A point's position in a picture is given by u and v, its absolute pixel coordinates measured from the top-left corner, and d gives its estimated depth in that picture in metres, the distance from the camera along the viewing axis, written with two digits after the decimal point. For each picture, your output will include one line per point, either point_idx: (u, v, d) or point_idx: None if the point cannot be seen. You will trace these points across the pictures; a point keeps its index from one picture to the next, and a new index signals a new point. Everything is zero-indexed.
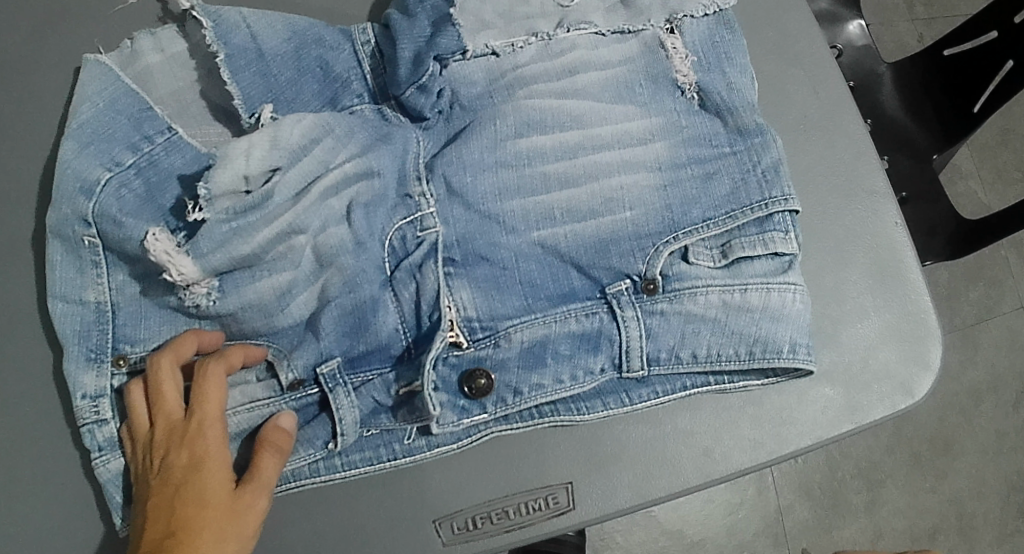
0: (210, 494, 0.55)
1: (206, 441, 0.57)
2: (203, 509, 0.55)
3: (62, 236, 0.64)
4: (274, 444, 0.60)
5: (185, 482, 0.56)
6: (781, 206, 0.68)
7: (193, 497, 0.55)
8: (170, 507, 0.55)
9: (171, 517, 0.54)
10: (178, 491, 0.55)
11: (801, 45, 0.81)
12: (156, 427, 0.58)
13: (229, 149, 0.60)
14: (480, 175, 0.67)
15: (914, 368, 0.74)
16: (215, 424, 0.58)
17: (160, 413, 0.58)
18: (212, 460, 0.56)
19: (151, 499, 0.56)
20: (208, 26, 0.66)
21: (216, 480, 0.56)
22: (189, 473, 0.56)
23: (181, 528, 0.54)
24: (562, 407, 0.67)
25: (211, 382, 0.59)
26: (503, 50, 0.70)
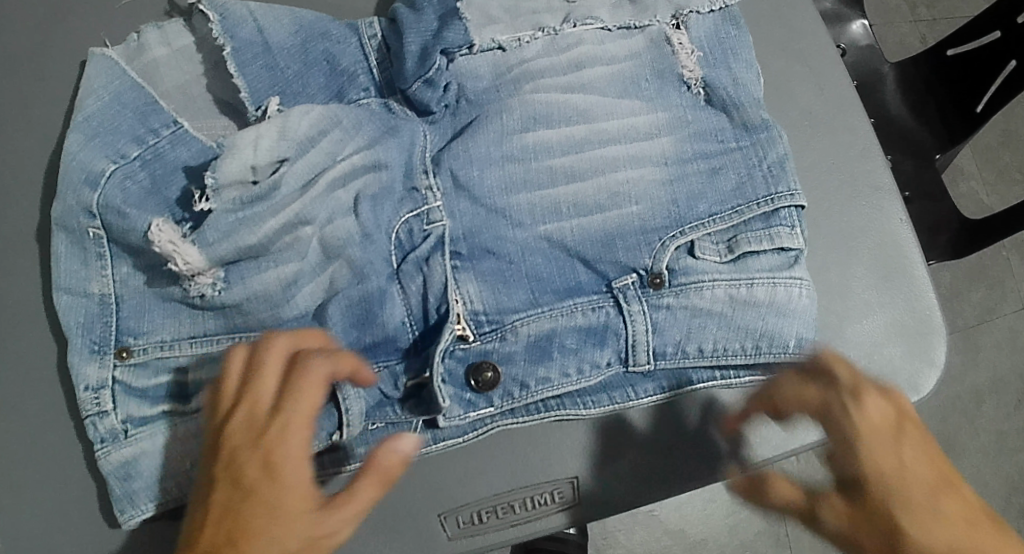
0: (282, 508, 0.49)
1: (284, 446, 0.50)
2: (268, 525, 0.48)
3: (67, 228, 0.64)
4: (378, 470, 0.50)
5: (255, 490, 0.49)
6: (787, 200, 0.68)
7: (261, 508, 0.48)
8: (234, 514, 0.49)
9: (230, 526, 0.48)
10: (244, 499, 0.49)
11: (805, 42, 0.81)
12: (232, 419, 0.51)
13: (237, 138, 0.61)
14: (487, 169, 0.67)
15: (920, 364, 0.74)
16: (303, 427, 0.50)
17: (257, 405, 0.51)
18: (290, 469, 0.49)
19: (216, 493, 0.50)
20: (215, 19, 0.67)
21: (293, 491, 0.49)
22: (262, 479, 0.49)
23: (239, 540, 0.48)
24: (568, 401, 0.67)
25: (311, 379, 0.51)
26: (510, 44, 0.70)
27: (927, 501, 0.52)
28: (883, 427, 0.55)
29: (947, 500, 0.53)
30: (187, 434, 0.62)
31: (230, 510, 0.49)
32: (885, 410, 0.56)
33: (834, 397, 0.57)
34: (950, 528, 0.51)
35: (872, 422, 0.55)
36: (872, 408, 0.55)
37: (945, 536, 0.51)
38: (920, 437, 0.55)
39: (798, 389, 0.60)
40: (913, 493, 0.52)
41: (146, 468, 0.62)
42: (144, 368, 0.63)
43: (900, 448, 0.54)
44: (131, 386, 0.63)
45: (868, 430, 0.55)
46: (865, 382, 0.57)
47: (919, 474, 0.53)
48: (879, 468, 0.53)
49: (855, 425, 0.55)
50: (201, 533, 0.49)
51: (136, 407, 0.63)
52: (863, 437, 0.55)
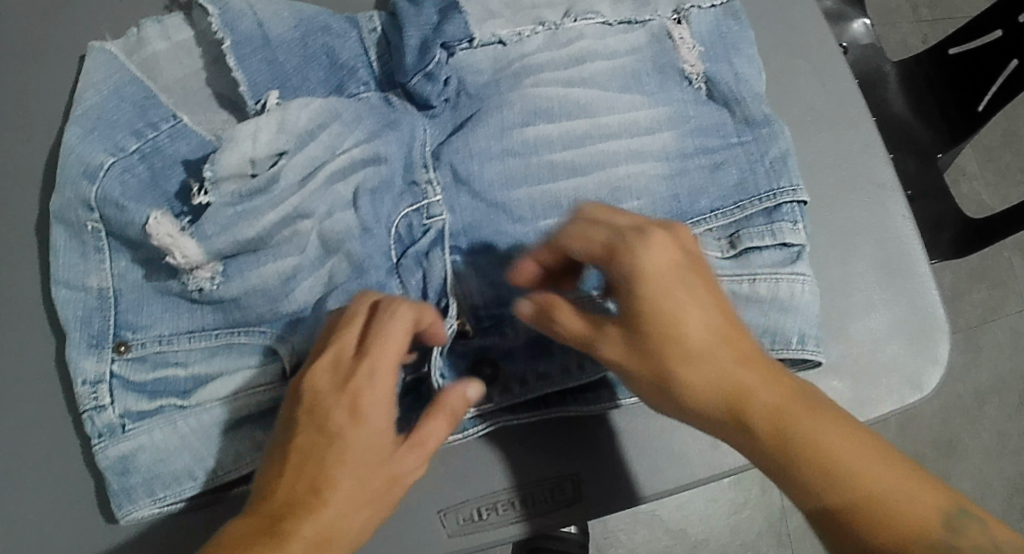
0: (365, 456, 0.51)
1: (370, 396, 0.51)
2: (353, 471, 0.50)
3: (65, 222, 0.64)
4: (448, 409, 0.54)
5: (339, 437, 0.51)
6: (789, 196, 0.67)
7: (347, 457, 0.50)
8: (317, 460, 0.50)
9: (313, 471, 0.50)
10: (330, 447, 0.50)
11: (807, 38, 0.81)
12: (313, 366, 0.52)
13: (236, 131, 0.60)
14: (487, 163, 0.66)
15: (922, 362, 0.73)
16: (389, 378, 0.52)
17: (340, 353, 0.52)
18: (375, 419, 0.51)
19: (297, 441, 0.51)
20: (214, 13, 0.66)
21: (377, 438, 0.51)
22: (347, 426, 0.51)
23: (324, 489, 0.50)
24: (569, 397, 0.66)
25: (396, 333, 0.52)
26: (510, 38, 0.69)
27: (699, 356, 0.52)
28: (667, 269, 0.53)
29: (731, 352, 0.52)
30: (184, 430, 0.61)
31: (314, 455, 0.50)
32: (668, 255, 0.54)
33: (626, 230, 0.55)
34: (715, 373, 0.52)
35: (658, 265, 0.53)
36: (658, 252, 0.53)
37: (708, 379, 0.52)
38: (702, 285, 0.54)
39: (578, 234, 0.56)
40: (692, 343, 0.52)
41: (144, 463, 0.61)
42: (141, 363, 0.62)
43: (679, 298, 0.53)
44: (129, 381, 0.62)
45: (646, 274, 0.53)
46: (649, 227, 0.55)
47: (700, 332, 0.52)
48: (662, 317, 0.52)
49: (637, 265, 0.53)
50: (282, 475, 0.50)
51: (134, 402, 0.62)
52: (645, 280, 0.53)
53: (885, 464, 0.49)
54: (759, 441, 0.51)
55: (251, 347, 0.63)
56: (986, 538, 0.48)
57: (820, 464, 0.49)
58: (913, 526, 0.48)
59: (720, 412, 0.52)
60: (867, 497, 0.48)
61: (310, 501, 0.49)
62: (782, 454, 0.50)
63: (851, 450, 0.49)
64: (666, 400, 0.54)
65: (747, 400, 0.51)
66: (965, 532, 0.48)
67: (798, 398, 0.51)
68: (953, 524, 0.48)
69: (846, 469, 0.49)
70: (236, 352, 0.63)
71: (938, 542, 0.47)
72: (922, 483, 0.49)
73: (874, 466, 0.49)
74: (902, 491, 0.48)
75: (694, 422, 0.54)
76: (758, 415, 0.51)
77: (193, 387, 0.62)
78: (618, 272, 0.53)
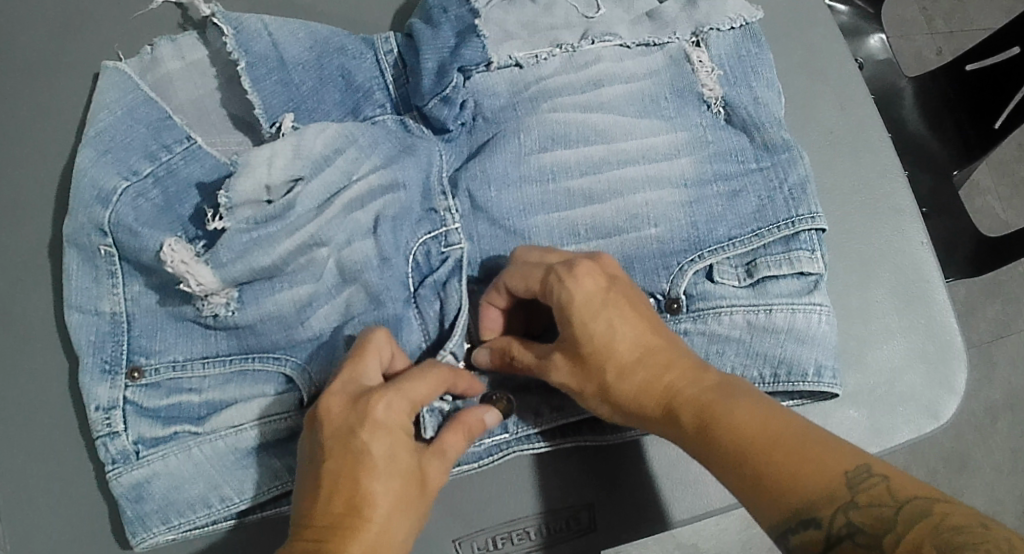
0: (394, 466, 0.50)
1: (388, 408, 0.51)
2: (386, 483, 0.49)
3: (78, 245, 0.64)
4: (467, 427, 0.56)
5: (365, 451, 0.49)
6: (808, 224, 0.66)
7: (379, 470, 0.49)
8: (350, 475, 0.49)
9: (347, 486, 0.49)
10: (361, 463, 0.49)
11: (825, 61, 0.81)
12: (329, 391, 0.52)
13: (252, 157, 0.59)
14: (504, 190, 0.66)
15: (940, 391, 0.72)
16: (407, 391, 0.52)
17: (354, 381, 0.53)
18: (398, 427, 0.51)
19: (327, 462, 0.50)
20: (229, 34, 0.66)
21: (404, 445, 0.51)
22: (372, 442, 0.50)
23: (365, 505, 0.49)
24: (587, 427, 0.65)
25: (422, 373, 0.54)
26: (527, 61, 0.69)
27: (629, 366, 0.54)
28: (591, 297, 0.54)
29: (658, 358, 0.54)
30: (200, 457, 0.61)
31: (344, 471, 0.49)
32: (594, 282, 0.55)
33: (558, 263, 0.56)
34: (642, 379, 0.54)
35: (581, 294, 0.54)
36: (583, 275, 0.54)
37: (639, 386, 0.54)
38: (628, 299, 0.55)
39: (516, 276, 0.58)
40: (617, 357, 0.54)
41: (159, 490, 0.61)
42: (155, 389, 0.62)
43: (605, 316, 0.54)
44: (143, 407, 0.62)
45: (575, 301, 0.54)
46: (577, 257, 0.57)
47: (622, 344, 0.54)
48: (586, 337, 0.54)
49: (562, 294, 0.54)
50: (320, 500, 0.49)
51: (148, 428, 0.61)
52: (569, 306, 0.54)
53: (790, 437, 0.48)
54: (687, 432, 0.52)
55: (266, 375, 0.63)
56: (899, 499, 0.44)
57: (736, 447, 0.49)
58: (815, 493, 0.46)
59: (654, 413, 0.54)
60: (765, 469, 0.47)
61: (352, 516, 0.48)
62: (706, 444, 0.51)
63: (761, 426, 0.49)
64: (605, 407, 0.56)
65: (676, 395, 0.53)
66: (872, 494, 0.45)
67: (720, 390, 0.52)
68: (850, 485, 0.45)
69: (757, 447, 0.48)
70: (249, 380, 0.63)
71: (842, 507, 0.45)
72: (833, 451, 0.47)
73: (785, 437, 0.48)
74: (806, 461, 0.47)
75: (638, 424, 0.56)
76: (685, 410, 0.52)
77: (207, 414, 0.62)
78: (551, 301, 0.55)
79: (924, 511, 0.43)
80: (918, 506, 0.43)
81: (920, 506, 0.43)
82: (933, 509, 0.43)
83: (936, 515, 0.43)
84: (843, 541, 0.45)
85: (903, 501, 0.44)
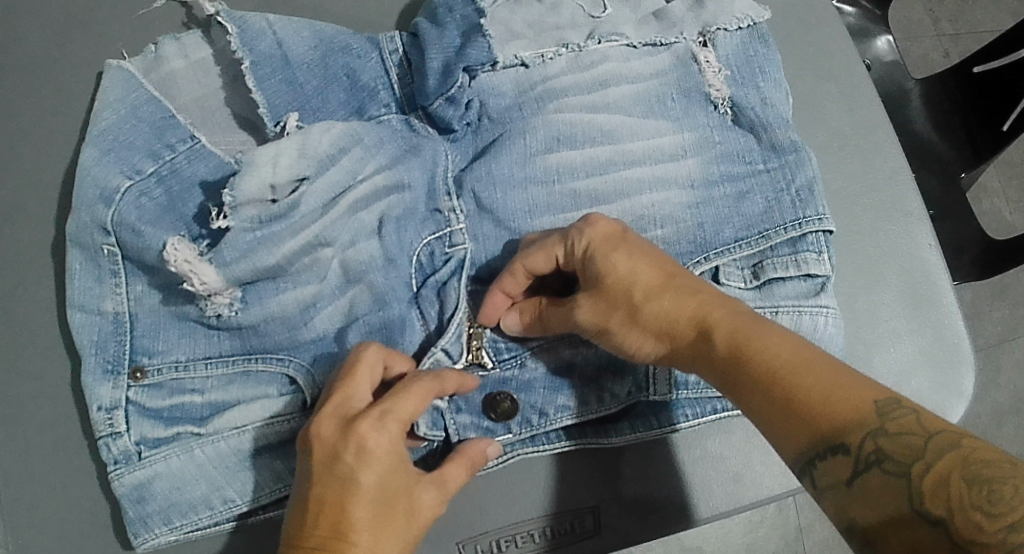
0: (380, 494, 0.50)
1: (379, 436, 0.50)
2: (371, 510, 0.49)
3: (81, 244, 0.63)
4: (468, 458, 0.57)
5: (351, 477, 0.49)
6: (815, 226, 0.66)
7: (364, 497, 0.49)
8: (336, 503, 0.49)
9: (335, 514, 0.49)
10: (347, 489, 0.49)
11: (831, 62, 0.80)
12: (324, 413, 0.52)
13: (256, 156, 0.58)
14: (510, 191, 0.65)
15: (948, 395, 0.72)
16: (400, 423, 0.51)
17: (348, 403, 0.52)
18: (388, 458, 0.50)
19: (316, 486, 0.50)
20: (234, 32, 0.66)
21: (395, 476, 0.51)
22: (358, 469, 0.49)
23: (350, 531, 0.49)
24: (590, 429, 0.66)
25: (413, 390, 0.53)
26: (533, 60, 0.68)
27: (655, 295, 0.54)
28: (610, 238, 0.56)
29: (684, 287, 0.54)
30: (202, 458, 0.61)
31: (333, 499, 0.49)
32: (614, 225, 0.57)
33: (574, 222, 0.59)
34: (668, 309, 0.54)
35: (600, 236, 0.56)
36: (599, 220, 0.57)
37: (667, 312, 0.54)
38: (646, 243, 0.57)
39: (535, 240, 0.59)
40: (641, 287, 0.54)
41: (161, 491, 0.61)
42: (157, 389, 0.62)
43: (626, 253, 0.55)
44: (146, 407, 0.61)
45: (596, 240, 0.56)
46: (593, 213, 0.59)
47: (646, 276, 0.55)
48: (609, 270, 0.55)
49: (582, 238, 0.56)
50: (308, 523, 0.49)
51: (150, 429, 0.61)
52: (590, 246, 0.56)
53: (818, 363, 0.48)
54: (717, 354, 0.52)
55: (269, 376, 0.63)
56: (928, 430, 0.45)
57: (764, 370, 0.49)
58: (844, 418, 0.46)
59: (683, 344, 0.54)
60: (795, 392, 0.47)
61: (339, 543, 0.48)
62: (734, 368, 0.50)
63: (789, 353, 0.49)
64: (632, 346, 0.55)
65: (707, 316, 0.53)
66: (901, 421, 0.45)
67: (749, 318, 0.52)
68: (880, 413, 0.45)
69: (787, 370, 0.48)
70: (252, 380, 0.63)
71: (870, 432, 0.45)
72: (860, 381, 0.47)
73: (812, 361, 0.49)
74: (833, 385, 0.47)
75: (669, 361, 0.55)
76: (716, 331, 0.52)
77: (209, 414, 0.62)
78: (571, 246, 0.57)
79: (953, 443, 0.43)
80: (948, 436, 0.44)
81: (947, 441, 0.43)
82: (962, 442, 0.43)
83: (965, 447, 0.43)
84: (871, 469, 0.45)
85: (932, 432, 0.44)
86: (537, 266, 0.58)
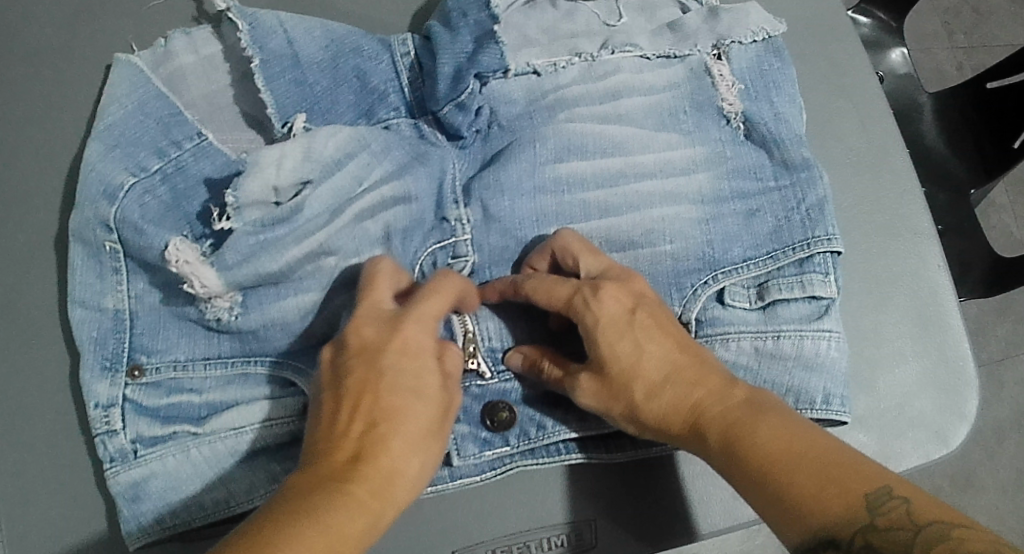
0: (420, 386, 0.51)
1: (417, 331, 0.52)
2: (413, 401, 0.51)
3: (83, 240, 0.63)
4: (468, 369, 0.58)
5: (393, 369, 0.51)
6: (823, 246, 0.65)
7: (405, 386, 0.51)
8: (378, 392, 0.50)
9: (372, 409, 0.50)
10: (388, 379, 0.50)
11: (847, 77, 0.79)
12: (361, 315, 0.53)
13: (261, 156, 0.58)
14: (517, 200, 0.65)
15: (950, 418, 0.71)
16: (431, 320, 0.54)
17: (378, 308, 0.54)
18: (424, 354, 0.52)
19: (357, 378, 0.50)
20: (244, 29, 0.65)
21: (432, 376, 0.52)
22: (403, 360, 0.51)
23: (389, 422, 0.49)
24: (591, 444, 0.65)
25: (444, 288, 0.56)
26: (546, 68, 0.68)
27: (657, 385, 0.54)
28: (616, 320, 0.55)
29: (687, 375, 0.54)
30: (198, 458, 0.61)
31: (375, 391, 0.50)
32: (620, 303, 0.55)
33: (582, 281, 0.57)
34: (671, 399, 0.54)
35: (607, 317, 0.55)
36: (606, 295, 0.55)
37: (669, 403, 0.54)
38: (656, 319, 0.55)
39: (544, 281, 0.57)
40: (644, 374, 0.54)
41: (155, 490, 0.60)
42: (156, 388, 0.62)
43: (632, 338, 0.54)
44: (142, 405, 0.61)
45: (601, 324, 0.55)
46: (605, 276, 0.57)
47: (650, 365, 0.54)
48: (613, 357, 0.54)
49: (585, 317, 0.55)
50: (345, 418, 0.50)
51: (147, 427, 0.61)
52: (595, 328, 0.55)
53: (814, 459, 0.48)
54: (712, 446, 0.52)
55: (268, 378, 0.63)
56: (917, 523, 0.44)
57: (759, 467, 0.49)
58: (833, 515, 0.45)
59: (679, 430, 0.54)
60: (787, 490, 0.47)
61: (377, 438, 0.49)
62: (729, 460, 0.51)
63: (785, 448, 0.49)
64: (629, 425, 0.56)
65: (702, 413, 0.53)
66: (888, 516, 0.44)
67: (749, 406, 0.52)
68: (870, 507, 0.45)
69: (780, 468, 0.48)
70: (251, 381, 0.62)
71: (861, 528, 0.44)
72: (847, 473, 0.47)
73: (804, 455, 0.48)
74: (827, 481, 0.46)
75: (664, 440, 0.55)
76: (711, 427, 0.52)
77: (207, 414, 0.62)
78: (577, 319, 0.56)
79: (941, 537, 0.43)
80: (936, 530, 0.43)
81: (937, 533, 0.43)
82: (952, 534, 0.43)
83: (953, 540, 0.42)
84: None
85: (922, 526, 0.44)
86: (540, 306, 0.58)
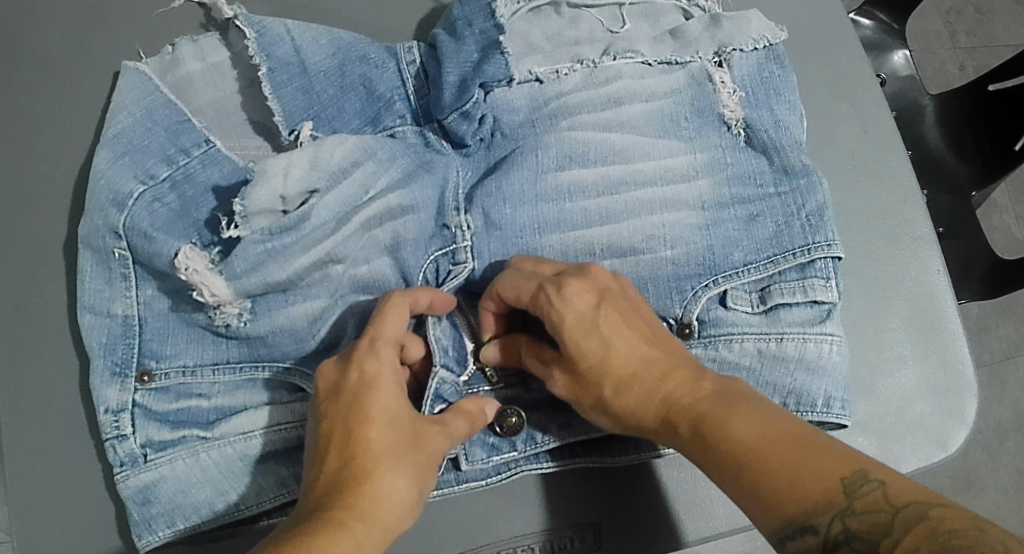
0: (385, 411, 0.52)
1: (377, 364, 0.53)
2: (381, 428, 0.51)
3: (92, 247, 0.64)
4: (467, 414, 0.59)
5: (357, 401, 0.51)
6: (823, 252, 0.65)
7: (369, 414, 0.51)
8: (347, 425, 0.51)
9: (345, 443, 0.50)
10: (353, 411, 0.51)
11: (848, 82, 0.80)
12: (325, 361, 0.54)
13: (268, 165, 0.58)
14: (520, 207, 0.65)
15: (949, 421, 0.72)
16: (390, 347, 0.54)
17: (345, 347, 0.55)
18: (386, 382, 0.52)
19: (328, 417, 0.52)
20: (252, 37, 0.66)
21: (395, 399, 0.52)
22: (364, 390, 0.52)
23: (361, 451, 0.50)
24: (595, 449, 0.66)
25: (397, 310, 0.56)
26: (548, 76, 0.69)
27: (626, 379, 0.54)
28: (583, 317, 0.55)
29: (656, 367, 0.55)
30: (207, 462, 0.62)
31: (343, 425, 0.51)
32: (587, 297, 0.55)
33: (551, 277, 0.57)
34: (640, 392, 0.54)
35: (572, 312, 0.55)
36: (570, 287, 0.55)
37: (639, 398, 0.54)
38: (620, 310, 0.56)
39: (515, 276, 0.58)
40: (613, 369, 0.54)
41: (165, 494, 0.61)
42: (163, 393, 0.62)
43: (599, 332, 0.55)
44: (151, 410, 0.62)
45: (567, 322, 0.55)
46: (567, 272, 0.57)
47: (618, 360, 0.54)
48: (580, 354, 0.55)
49: (553, 310, 0.55)
50: (322, 454, 0.51)
51: (156, 432, 0.62)
52: (563, 323, 0.55)
53: (788, 441, 0.48)
54: (685, 440, 0.53)
55: (276, 382, 0.64)
56: (893, 505, 0.45)
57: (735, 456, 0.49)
58: (813, 500, 0.46)
59: (653, 424, 0.54)
60: (763, 478, 0.48)
61: (352, 469, 0.50)
62: (704, 449, 0.51)
63: (759, 436, 0.49)
64: (603, 420, 0.57)
65: (672, 408, 0.53)
66: (867, 499, 0.45)
67: (717, 397, 0.52)
68: (848, 492, 0.46)
69: (758, 456, 0.48)
70: (259, 387, 0.64)
71: (840, 513, 0.45)
72: (826, 457, 0.48)
73: (780, 442, 0.48)
74: (803, 468, 0.47)
75: (639, 434, 0.56)
76: (682, 417, 0.53)
77: (215, 419, 0.63)
78: (542, 308, 0.56)
79: (920, 516, 0.43)
80: (913, 510, 0.44)
81: (917, 511, 0.44)
82: (930, 513, 0.43)
83: (932, 519, 0.43)
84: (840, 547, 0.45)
85: (899, 507, 0.45)
86: (507, 293, 0.58)
